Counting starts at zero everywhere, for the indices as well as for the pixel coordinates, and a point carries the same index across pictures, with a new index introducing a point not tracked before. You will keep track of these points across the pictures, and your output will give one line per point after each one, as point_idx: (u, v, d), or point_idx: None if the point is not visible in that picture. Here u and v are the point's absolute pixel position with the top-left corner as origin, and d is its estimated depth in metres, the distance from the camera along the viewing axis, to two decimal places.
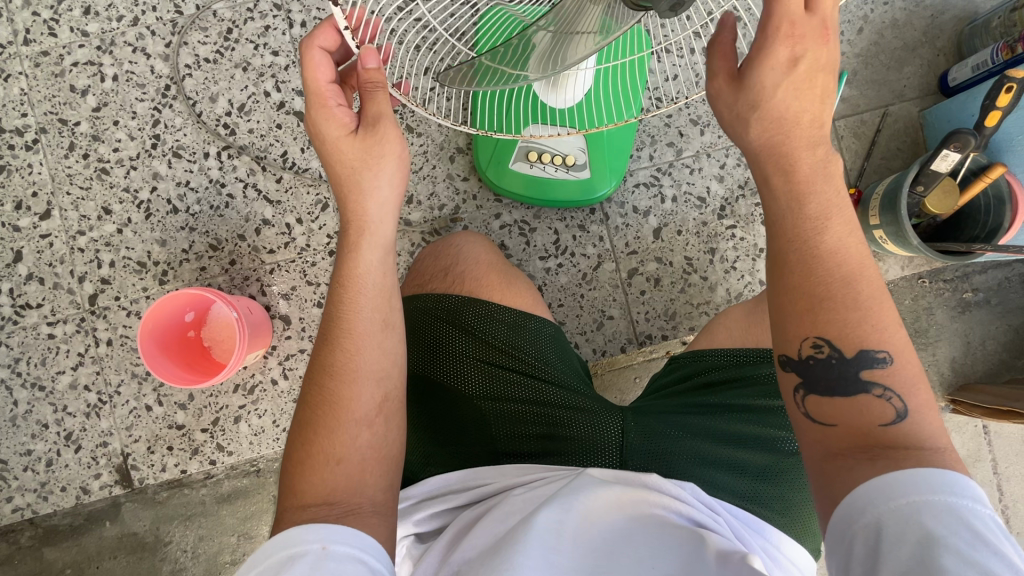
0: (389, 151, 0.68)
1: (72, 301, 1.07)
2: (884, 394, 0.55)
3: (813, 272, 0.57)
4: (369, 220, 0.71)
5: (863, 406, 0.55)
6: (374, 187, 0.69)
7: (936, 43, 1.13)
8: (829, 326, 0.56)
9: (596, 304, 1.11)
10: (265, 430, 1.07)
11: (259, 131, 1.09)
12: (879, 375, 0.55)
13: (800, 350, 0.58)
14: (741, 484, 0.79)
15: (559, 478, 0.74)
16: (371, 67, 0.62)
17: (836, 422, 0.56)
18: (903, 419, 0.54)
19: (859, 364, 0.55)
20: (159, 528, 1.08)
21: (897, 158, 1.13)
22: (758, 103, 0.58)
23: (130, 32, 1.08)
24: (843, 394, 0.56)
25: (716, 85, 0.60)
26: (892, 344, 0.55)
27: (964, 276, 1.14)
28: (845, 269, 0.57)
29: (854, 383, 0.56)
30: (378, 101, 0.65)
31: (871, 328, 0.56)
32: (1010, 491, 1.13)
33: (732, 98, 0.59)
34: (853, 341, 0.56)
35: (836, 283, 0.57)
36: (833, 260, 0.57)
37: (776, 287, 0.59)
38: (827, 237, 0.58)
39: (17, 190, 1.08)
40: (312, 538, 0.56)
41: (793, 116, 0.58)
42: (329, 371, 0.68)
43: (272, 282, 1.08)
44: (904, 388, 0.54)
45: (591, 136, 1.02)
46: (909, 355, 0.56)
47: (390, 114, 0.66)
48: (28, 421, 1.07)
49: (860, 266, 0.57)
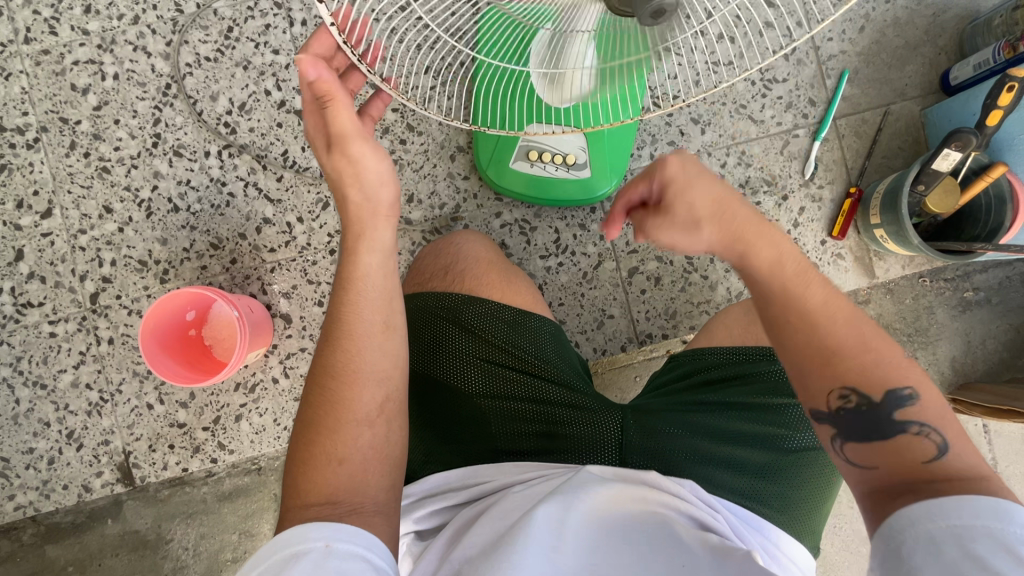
0: (356, 160, 0.68)
1: (73, 299, 1.07)
2: (920, 431, 0.57)
3: (826, 330, 0.60)
4: (366, 224, 0.71)
5: (902, 446, 0.57)
6: (363, 195, 0.70)
7: (938, 42, 1.13)
8: (852, 375, 0.59)
9: (597, 303, 1.11)
10: (266, 428, 1.08)
11: (259, 130, 1.09)
12: (913, 414, 0.57)
13: (828, 402, 0.60)
14: (742, 484, 0.79)
15: (558, 475, 0.74)
16: (321, 80, 0.62)
17: (878, 464, 0.58)
18: (944, 453, 0.55)
19: (890, 405, 0.58)
20: (161, 525, 1.08)
21: (898, 157, 1.13)
22: (677, 229, 0.64)
23: (131, 30, 1.08)
24: (882, 438, 0.58)
25: (643, 221, 0.68)
26: (916, 383, 0.58)
27: (964, 275, 1.14)
28: (853, 324, 0.60)
29: (889, 426, 0.58)
30: (340, 117, 0.65)
31: (893, 374, 0.59)
32: (1009, 490, 1.13)
33: (655, 230, 0.66)
34: (878, 384, 0.58)
35: (841, 329, 0.60)
36: (841, 318, 0.61)
37: (794, 349, 0.62)
38: (824, 296, 0.62)
39: (19, 189, 1.08)
40: (315, 536, 0.57)
41: (719, 203, 0.63)
42: (329, 373, 0.68)
43: (273, 281, 1.08)
44: (938, 423, 0.57)
45: (592, 134, 1.02)
46: (936, 391, 0.59)
47: (350, 124, 0.66)
48: (30, 420, 1.07)
49: (867, 320, 0.61)
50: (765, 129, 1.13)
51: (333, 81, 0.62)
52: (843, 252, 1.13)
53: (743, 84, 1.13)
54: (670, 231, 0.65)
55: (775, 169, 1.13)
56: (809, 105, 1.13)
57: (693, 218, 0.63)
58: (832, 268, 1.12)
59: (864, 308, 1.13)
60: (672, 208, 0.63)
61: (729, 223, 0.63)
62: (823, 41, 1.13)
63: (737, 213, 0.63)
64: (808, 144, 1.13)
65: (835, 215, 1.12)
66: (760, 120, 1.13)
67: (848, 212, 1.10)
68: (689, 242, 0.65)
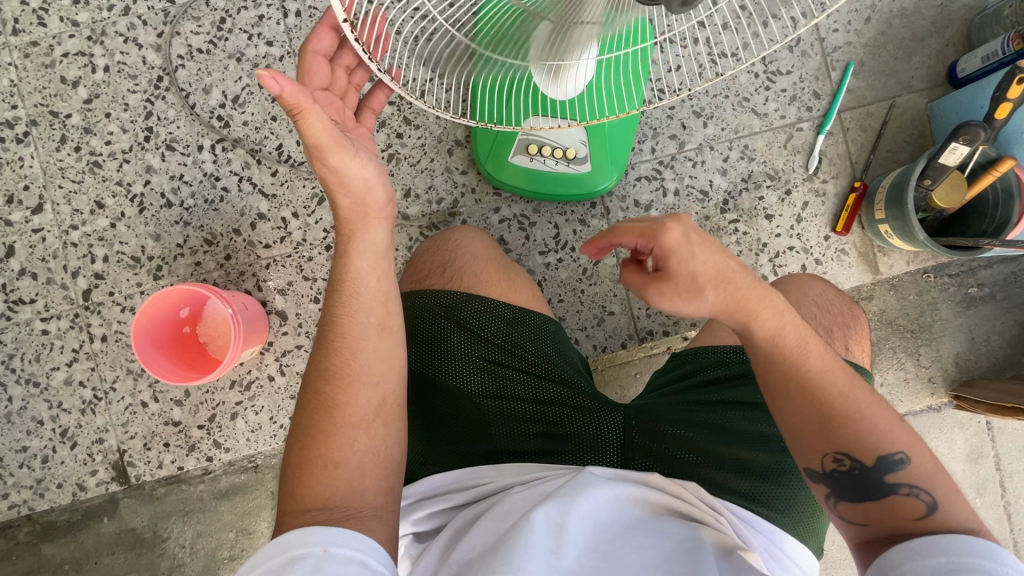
0: (334, 167, 0.63)
1: (65, 296, 1.06)
2: (911, 492, 0.61)
3: (818, 399, 0.63)
4: (357, 225, 0.68)
5: (892, 506, 0.61)
6: (350, 201, 0.67)
7: (945, 33, 1.11)
8: (846, 442, 0.62)
9: (597, 299, 1.10)
10: (262, 426, 1.06)
11: (253, 124, 1.06)
12: (902, 476, 0.61)
13: (822, 464, 0.64)
14: (745, 486, 0.78)
15: (557, 476, 0.73)
16: (282, 97, 0.56)
17: (871, 522, 0.63)
18: (933, 512, 0.59)
19: (881, 469, 0.62)
20: (157, 524, 1.07)
21: (904, 151, 1.11)
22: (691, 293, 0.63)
23: (121, 22, 1.06)
24: (871, 497, 0.62)
25: (652, 291, 0.64)
26: (906, 445, 0.62)
27: (969, 271, 1.13)
28: (845, 388, 0.63)
29: (880, 488, 0.62)
30: (314, 129, 0.60)
31: (885, 437, 0.62)
32: (1012, 488, 1.12)
33: (670, 294, 0.64)
34: (870, 451, 0.62)
35: (836, 398, 0.63)
36: (833, 383, 0.63)
37: (792, 417, 0.65)
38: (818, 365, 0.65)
39: (9, 184, 1.06)
40: (313, 540, 0.56)
41: (720, 273, 0.63)
42: (324, 376, 0.67)
43: (268, 277, 1.07)
44: (928, 483, 0.60)
45: (592, 128, 1.00)
46: (924, 448, 0.62)
47: (323, 134, 0.60)
48: (23, 418, 1.06)
49: (858, 381, 0.64)
50: (768, 122, 1.11)
51: (297, 93, 0.56)
52: (847, 248, 1.11)
53: (746, 76, 1.11)
54: (671, 298, 0.64)
55: (779, 163, 1.11)
56: (813, 97, 1.11)
57: (695, 287, 0.63)
58: (835, 263, 1.11)
59: (867, 304, 1.12)
60: (673, 274, 0.63)
61: (729, 296, 0.64)
62: (827, 32, 1.11)
63: (739, 285, 0.64)
64: (812, 137, 1.11)
65: (839, 210, 1.10)
66: (763, 113, 1.11)
67: (852, 207, 1.08)
68: (689, 309, 0.65)
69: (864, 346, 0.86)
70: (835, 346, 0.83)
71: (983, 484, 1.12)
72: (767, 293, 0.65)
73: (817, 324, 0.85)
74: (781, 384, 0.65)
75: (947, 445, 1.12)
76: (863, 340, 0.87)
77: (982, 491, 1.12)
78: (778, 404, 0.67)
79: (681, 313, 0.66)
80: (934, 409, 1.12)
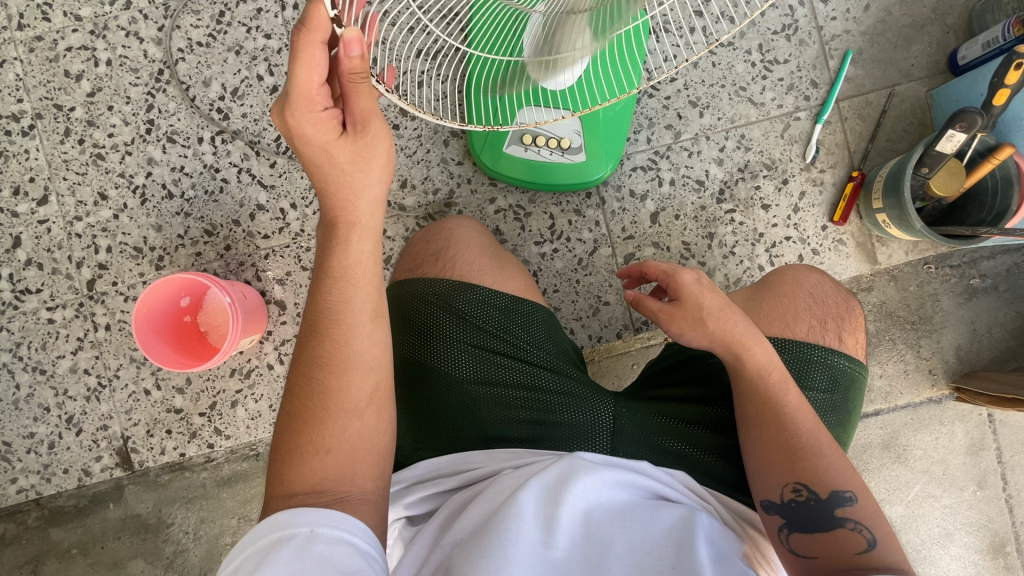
0: (377, 144, 0.62)
1: (70, 286, 1.08)
2: (855, 527, 0.67)
3: (787, 428, 0.71)
4: (363, 211, 0.67)
5: (839, 538, 0.67)
6: (364, 185, 0.65)
7: (946, 20, 1.10)
8: (805, 472, 0.69)
9: (592, 289, 1.10)
10: (261, 414, 1.08)
11: (253, 116, 1.08)
12: (850, 511, 0.68)
13: (782, 494, 0.70)
14: (732, 475, 0.79)
15: (550, 459, 0.74)
16: (343, 61, 0.53)
17: (817, 554, 0.67)
18: (871, 547, 0.66)
19: (833, 502, 0.68)
20: (161, 509, 1.09)
21: (903, 140, 1.10)
22: (699, 317, 0.74)
23: (123, 16, 1.08)
24: (820, 528, 0.68)
25: (666, 315, 0.76)
26: (855, 485, 0.69)
27: (971, 262, 1.11)
28: (810, 426, 0.72)
29: (830, 519, 0.68)
30: (362, 99, 0.58)
31: (839, 476, 0.69)
32: (1015, 482, 1.10)
33: (680, 314, 0.75)
34: (826, 484, 0.69)
35: (805, 432, 0.71)
36: (800, 416, 0.72)
37: (761, 443, 0.72)
38: (791, 401, 0.73)
39: (15, 176, 1.09)
40: (300, 521, 0.57)
41: (726, 308, 0.74)
42: (319, 361, 0.67)
43: (268, 267, 1.08)
44: (871, 522, 0.67)
45: (586, 118, 0.99)
46: (871, 493, 0.69)
47: (377, 113, 0.60)
48: (30, 404, 1.09)
49: (821, 424, 0.73)
50: (765, 112, 1.10)
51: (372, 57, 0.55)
52: (845, 238, 1.10)
53: (742, 65, 1.11)
54: (679, 323, 0.75)
55: (776, 152, 1.10)
56: (811, 86, 1.10)
57: (700, 315, 0.74)
58: (833, 254, 1.10)
59: (867, 295, 1.11)
60: (683, 302, 0.75)
61: (730, 329, 0.73)
62: (825, 20, 1.10)
63: (737, 322, 0.74)
64: (808, 127, 1.10)
65: (836, 200, 1.10)
66: (760, 102, 1.11)
67: (849, 197, 1.08)
68: (695, 336, 0.75)
69: (858, 336, 0.86)
70: (829, 337, 0.83)
71: (984, 477, 1.10)
72: (758, 331, 0.74)
73: (812, 315, 0.85)
74: (756, 414, 0.73)
75: (947, 437, 1.11)
76: (859, 331, 0.86)
77: (983, 484, 1.10)
78: (750, 433, 0.74)
79: (688, 340, 0.76)
80: (934, 401, 1.11)
